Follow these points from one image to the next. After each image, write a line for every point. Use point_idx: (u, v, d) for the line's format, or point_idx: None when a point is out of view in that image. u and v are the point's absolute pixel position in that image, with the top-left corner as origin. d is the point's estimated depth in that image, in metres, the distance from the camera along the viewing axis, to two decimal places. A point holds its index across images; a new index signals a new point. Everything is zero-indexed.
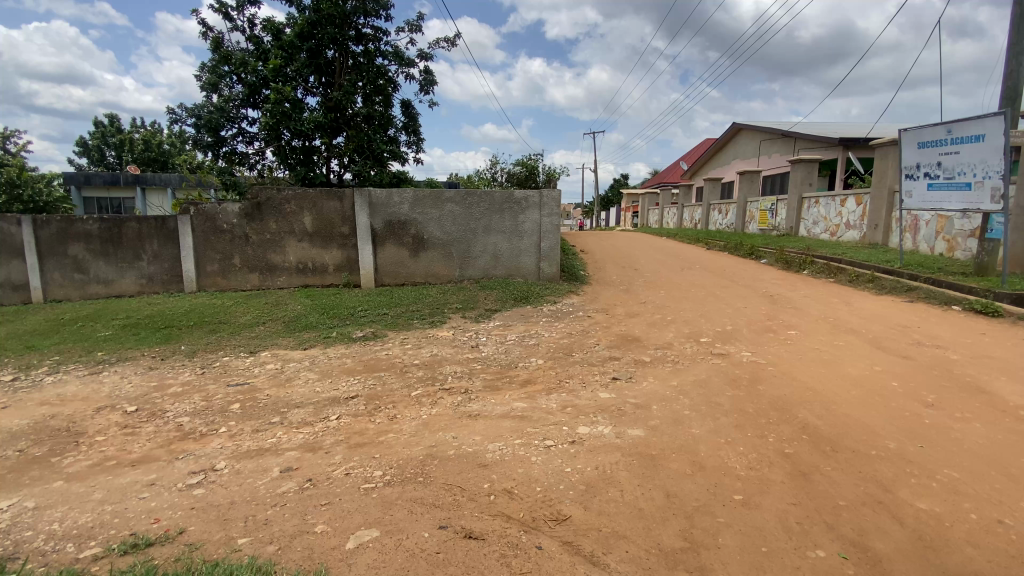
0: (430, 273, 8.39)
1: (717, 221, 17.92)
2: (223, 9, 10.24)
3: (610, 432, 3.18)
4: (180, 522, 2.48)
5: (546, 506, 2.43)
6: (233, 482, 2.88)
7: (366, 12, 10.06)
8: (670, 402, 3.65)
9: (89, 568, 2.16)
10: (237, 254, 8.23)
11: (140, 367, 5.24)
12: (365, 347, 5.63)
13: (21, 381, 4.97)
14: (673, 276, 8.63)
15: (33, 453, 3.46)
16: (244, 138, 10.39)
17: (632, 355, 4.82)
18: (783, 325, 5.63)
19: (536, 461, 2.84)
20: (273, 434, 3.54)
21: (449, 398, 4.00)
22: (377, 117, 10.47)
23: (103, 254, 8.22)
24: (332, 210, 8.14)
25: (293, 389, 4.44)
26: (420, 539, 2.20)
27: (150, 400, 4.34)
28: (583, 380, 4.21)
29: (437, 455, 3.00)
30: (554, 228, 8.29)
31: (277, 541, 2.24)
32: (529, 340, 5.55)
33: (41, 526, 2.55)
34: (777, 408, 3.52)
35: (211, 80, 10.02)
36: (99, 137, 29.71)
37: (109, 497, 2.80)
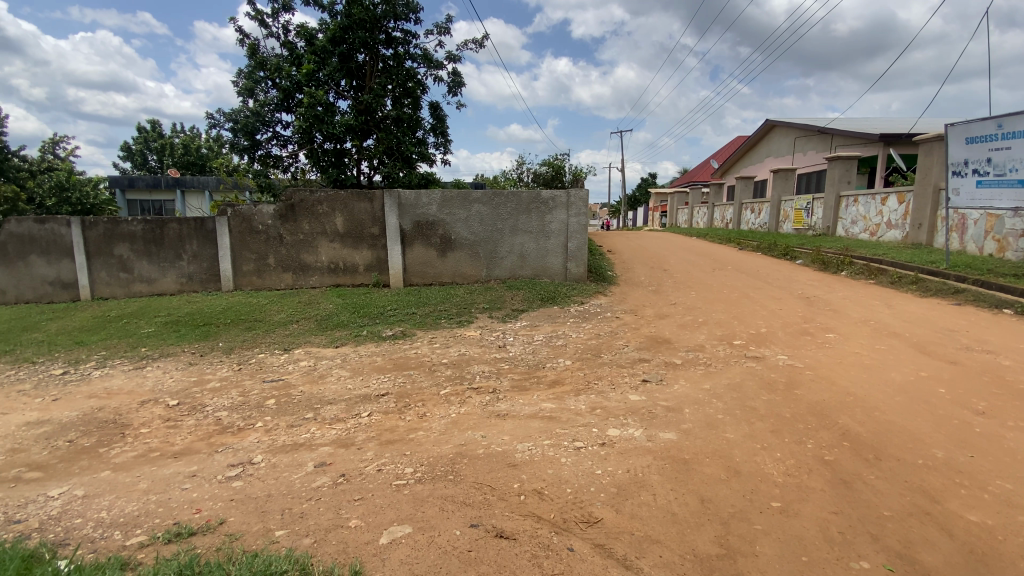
0: (457, 273, 8.45)
1: (750, 221, 17.49)
2: (259, 16, 10.57)
3: (641, 435, 3.13)
4: (220, 513, 2.56)
5: (576, 508, 2.41)
6: (269, 476, 2.96)
7: (396, 15, 10.21)
8: (702, 405, 3.58)
9: (136, 555, 2.25)
10: (272, 254, 8.46)
11: (180, 362, 5.45)
12: (394, 346, 5.70)
13: (71, 375, 5.23)
14: (704, 277, 8.46)
15: (84, 443, 3.63)
16: (278, 141, 10.68)
17: (663, 357, 4.76)
18: (819, 327, 5.45)
19: (566, 462, 2.83)
20: (308, 430, 3.63)
21: (477, 397, 4.02)
22: (406, 119, 10.60)
23: (146, 253, 8.57)
24: (363, 211, 8.29)
25: (325, 385, 4.54)
26: (452, 536, 2.21)
27: (190, 394, 4.50)
28: (612, 382, 4.16)
29: (466, 454, 3.01)
30: (581, 228, 8.24)
31: (313, 534, 2.29)
32: (557, 340, 5.53)
33: (91, 514, 2.67)
34: (816, 413, 3.40)
35: (247, 86, 10.34)
36: (142, 142, 31.06)
37: (154, 487, 2.92)
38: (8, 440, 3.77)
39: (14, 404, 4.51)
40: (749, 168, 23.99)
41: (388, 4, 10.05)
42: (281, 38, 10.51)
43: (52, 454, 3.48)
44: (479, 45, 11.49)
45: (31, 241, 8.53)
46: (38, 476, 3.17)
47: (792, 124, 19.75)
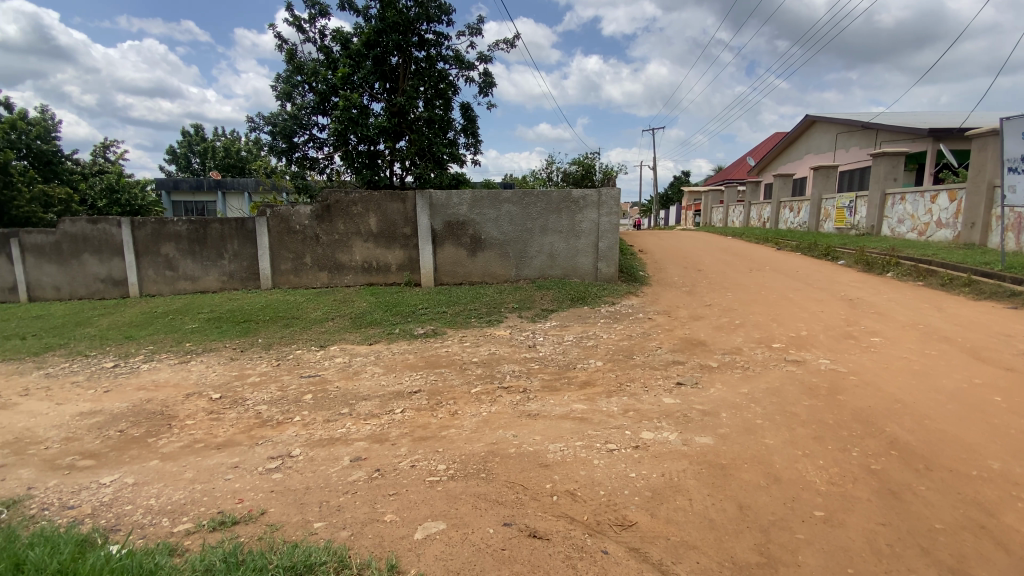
0: (487, 273, 8.49)
1: (788, 220, 16.92)
2: (297, 22, 10.87)
3: (676, 439, 3.08)
4: (261, 504, 2.65)
5: (610, 511, 2.38)
6: (307, 469, 3.04)
7: (429, 17, 10.32)
8: (740, 409, 3.49)
9: (183, 541, 2.34)
10: (308, 254, 8.69)
11: (222, 358, 5.66)
12: (425, 344, 5.77)
13: (122, 368, 5.50)
14: (740, 278, 8.24)
15: (133, 433, 3.82)
16: (315, 144, 10.97)
17: (698, 360, 4.66)
18: (864, 331, 5.22)
19: (599, 464, 2.80)
20: (343, 424, 3.71)
21: (508, 396, 4.03)
22: (437, 120, 10.71)
23: (190, 252, 8.93)
24: (395, 211, 8.43)
25: (360, 382, 4.64)
26: (486, 534, 2.22)
27: (231, 388, 4.67)
28: (645, 384, 4.10)
29: (498, 452, 3.02)
30: (613, 227, 8.16)
31: (350, 527, 2.34)
32: (588, 341, 5.50)
33: (140, 502, 2.80)
34: (861, 420, 3.27)
35: (285, 90, 10.65)
36: (186, 146, 32.41)
37: (199, 477, 3.04)
38: (64, 428, 3.99)
39: (69, 395, 4.78)
40: (787, 165, 23.21)
41: (420, 6, 10.19)
42: (317, 42, 10.78)
43: (104, 443, 3.67)
44: (510, 45, 11.52)
45: (85, 241, 9.01)
46: (91, 463, 3.35)
47: (833, 120, 19.03)
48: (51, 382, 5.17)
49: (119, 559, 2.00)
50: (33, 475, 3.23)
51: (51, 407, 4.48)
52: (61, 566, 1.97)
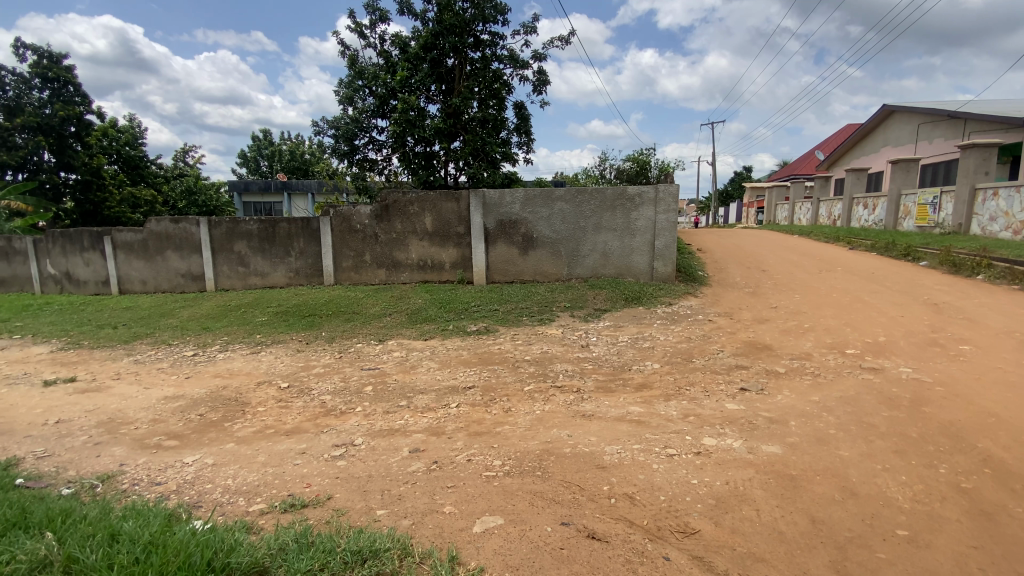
0: (539, 272, 8.49)
1: (862, 217, 15.79)
2: (359, 29, 11.30)
3: (741, 446, 2.95)
4: (328, 489, 2.78)
5: (671, 517, 2.32)
6: (369, 457, 3.16)
7: (485, 18, 10.42)
8: (811, 418, 3.30)
9: (258, 520, 2.50)
10: (368, 252, 9.03)
11: (289, 349, 5.99)
12: (479, 341, 5.86)
13: (200, 356, 5.94)
14: (808, 279, 7.79)
15: (211, 417, 4.11)
16: (374, 146, 11.37)
17: (763, 365, 4.44)
18: (951, 338, 4.80)
19: (658, 469, 2.73)
20: (402, 416, 3.83)
21: (562, 395, 4.01)
22: (491, 120, 10.80)
23: (260, 250, 9.48)
24: (450, 210, 8.60)
25: (416, 376, 4.77)
26: (544, 532, 2.23)
27: (298, 378, 4.93)
28: (706, 389, 3.95)
29: (554, 451, 3.01)
30: (670, 225, 7.93)
31: (411, 516, 2.41)
32: (643, 342, 5.37)
33: (218, 481, 3.01)
34: (949, 435, 3.00)
35: (347, 94, 11.09)
36: (255, 150, 34.49)
37: (270, 461, 3.23)
38: (152, 411, 4.35)
39: (156, 379, 5.22)
40: (861, 158, 21.70)
41: (476, 8, 10.32)
42: (377, 48, 11.15)
43: (186, 425, 3.98)
44: (565, 43, 11.45)
45: (167, 239, 9.78)
46: (175, 444, 3.64)
47: (915, 109, 17.60)
48: (140, 368, 5.66)
49: (202, 533, 2.16)
50: (125, 453, 3.54)
51: (140, 390, 4.90)
52: (152, 537, 2.14)
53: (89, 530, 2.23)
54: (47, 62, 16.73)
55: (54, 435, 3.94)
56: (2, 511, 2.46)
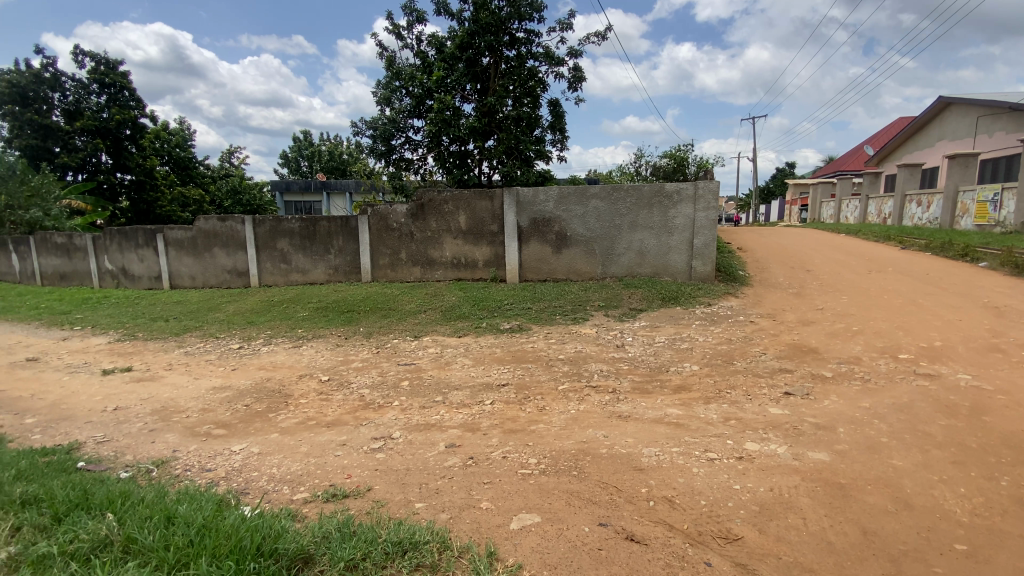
0: (572, 270, 8.44)
1: (915, 215, 15.00)
2: (396, 30, 11.50)
3: (786, 452, 2.85)
4: (367, 480, 2.85)
5: (713, 522, 2.27)
6: (407, 451, 3.22)
7: (520, 16, 10.42)
8: (861, 425, 3.16)
9: (302, 508, 2.58)
10: (403, 250, 9.19)
11: (329, 343, 6.17)
12: (513, 339, 5.88)
13: (246, 349, 6.19)
14: (856, 280, 7.45)
15: (256, 408, 4.27)
16: (410, 145, 11.56)
17: (808, 369, 4.28)
18: (1015, 344, 4.50)
19: (698, 473, 2.67)
20: (438, 411, 3.89)
21: (597, 395, 3.97)
22: (525, 117, 10.80)
23: (301, 247, 9.78)
24: (484, 209, 8.66)
25: (451, 372, 4.83)
26: (581, 531, 2.21)
27: (337, 372, 5.07)
28: (748, 392, 3.84)
29: (590, 451, 2.99)
30: (709, 223, 7.74)
31: (448, 510, 2.44)
32: (681, 343, 5.27)
33: (264, 470, 3.13)
34: (1013, 446, 2.82)
35: (385, 96, 11.31)
36: (296, 150, 35.62)
37: (312, 452, 3.33)
38: (201, 400, 4.56)
39: (205, 371, 5.47)
40: (913, 154, 20.56)
41: (512, 6, 10.33)
42: (414, 48, 11.33)
43: (233, 415, 4.15)
44: (601, 39, 11.32)
45: (215, 236, 10.21)
46: (223, 433, 3.80)
47: (973, 101, 16.59)
48: (190, 359, 5.94)
49: (250, 519, 2.24)
50: (177, 440, 3.73)
51: (190, 381, 5.15)
52: (205, 521, 2.25)
53: (147, 512, 2.36)
54: (104, 69, 17.81)
55: (113, 421, 4.18)
56: (68, 491, 2.63)
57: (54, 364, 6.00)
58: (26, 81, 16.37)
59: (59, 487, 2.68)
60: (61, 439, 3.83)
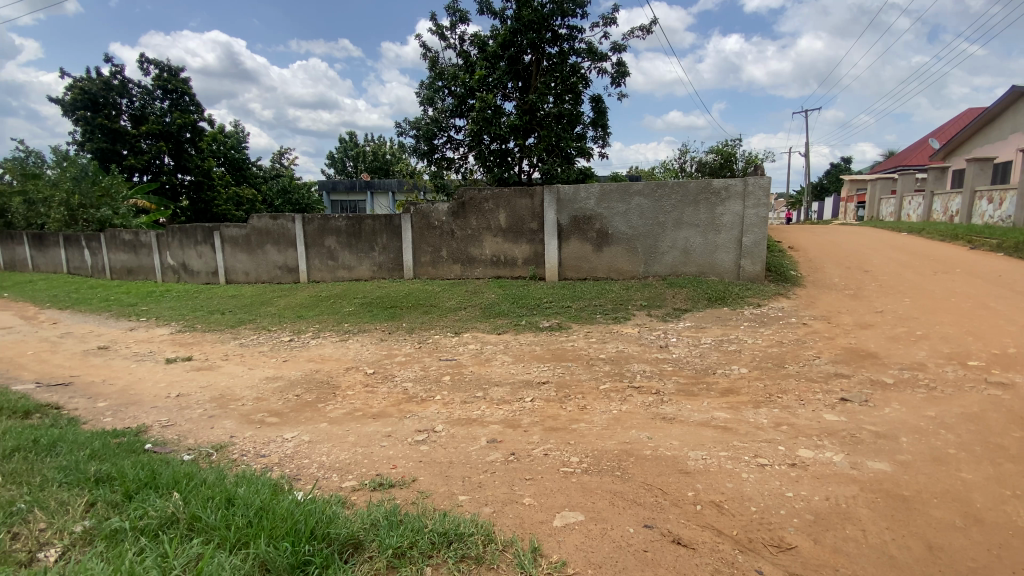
0: (613, 268, 8.33)
1: (986, 213, 13.93)
2: (440, 31, 11.67)
3: (843, 461, 2.73)
4: (412, 472, 2.91)
5: (764, 529, 2.19)
6: (449, 444, 3.27)
7: (563, 12, 10.37)
8: (925, 435, 2.97)
9: (351, 496, 2.67)
10: (444, 247, 9.33)
11: (374, 338, 6.34)
12: (553, 337, 5.86)
13: (296, 342, 6.45)
14: (919, 282, 7.00)
15: (307, 398, 4.45)
16: (452, 145, 11.72)
17: (867, 374, 4.06)
18: None
19: (748, 479, 2.59)
20: (479, 407, 3.93)
21: (640, 396, 3.91)
22: (566, 115, 10.75)
23: (347, 244, 10.09)
24: (524, 207, 8.68)
25: (491, 368, 4.88)
26: (626, 532, 2.19)
27: (382, 365, 5.21)
28: (801, 397, 3.68)
29: (633, 452, 2.95)
30: (759, 221, 7.48)
31: (491, 504, 2.47)
32: (728, 345, 5.11)
33: (314, 457, 3.26)
34: None
35: (428, 96, 11.49)
36: (342, 151, 36.75)
37: (360, 441, 3.44)
38: (256, 389, 4.79)
39: (259, 361, 5.73)
40: (983, 147, 19.04)
41: (555, 2, 10.27)
42: (457, 48, 11.45)
43: (285, 404, 4.34)
44: (646, 32, 11.11)
45: (267, 234, 10.68)
46: (276, 421, 3.98)
47: None
48: (245, 350, 6.24)
49: (304, 504, 2.34)
50: (234, 426, 3.93)
51: (245, 370, 5.42)
52: (263, 503, 2.36)
53: (209, 493, 2.50)
54: (167, 75, 18.98)
55: (176, 407, 4.45)
56: (137, 471, 2.82)
57: (123, 352, 6.44)
58: (97, 88, 17.68)
59: (129, 467, 2.88)
60: (131, 422, 4.12)
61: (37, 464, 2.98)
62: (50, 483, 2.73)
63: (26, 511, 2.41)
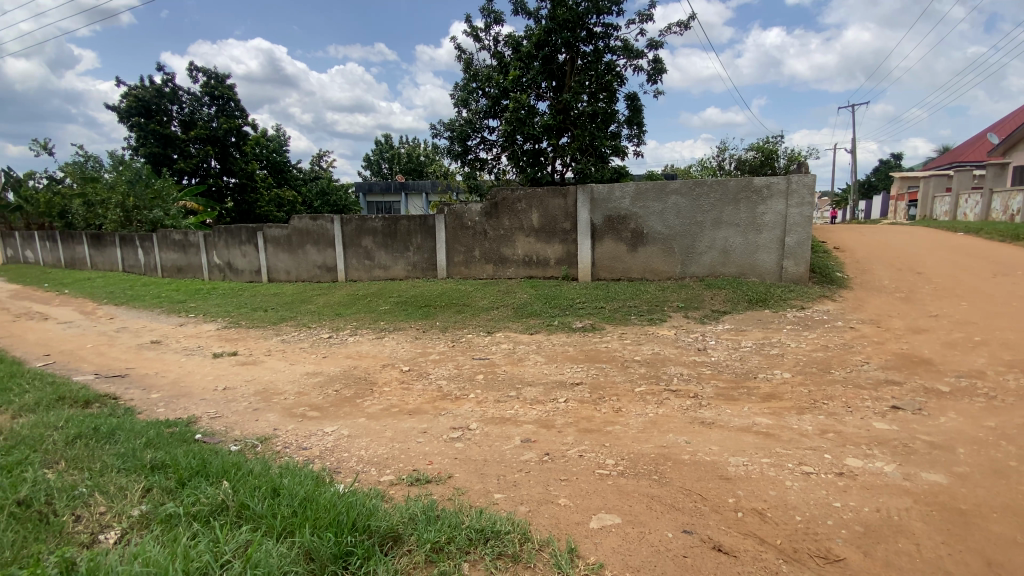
0: (648, 269, 8.21)
1: None
2: (475, 33, 11.77)
3: (894, 471, 2.60)
4: (447, 468, 2.95)
5: (810, 539, 2.12)
6: (484, 442, 3.31)
7: (599, 10, 10.29)
8: (985, 447, 2.80)
9: (389, 490, 2.74)
10: (477, 247, 9.40)
11: (409, 336, 6.45)
12: (586, 337, 5.83)
13: (334, 339, 6.63)
14: (979, 285, 6.59)
15: (345, 394, 4.57)
16: (485, 146, 11.80)
17: (920, 382, 3.85)
18: None
19: (792, 487, 2.50)
20: (513, 406, 3.95)
21: (677, 400, 3.84)
22: (601, 113, 10.65)
23: (383, 244, 10.31)
24: (557, 207, 8.66)
25: (524, 368, 4.89)
26: (664, 537, 2.16)
27: (417, 363, 5.30)
28: (848, 404, 3.54)
29: (670, 457, 2.90)
30: (804, 220, 7.22)
31: (527, 503, 2.48)
32: (770, 349, 4.95)
33: (353, 451, 3.35)
34: None
35: (462, 97, 11.60)
36: (378, 154, 37.53)
37: (396, 437, 3.51)
38: (297, 384, 4.96)
39: (299, 357, 5.93)
40: None
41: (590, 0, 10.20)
42: (491, 49, 11.54)
43: (325, 399, 4.48)
44: (683, 28, 10.90)
45: (307, 234, 11.02)
46: (317, 415, 4.10)
47: None
48: (286, 346, 6.46)
49: (345, 496, 2.42)
50: (277, 419, 4.09)
51: (287, 366, 5.62)
52: (307, 494, 2.44)
53: (256, 482, 2.61)
54: (214, 83, 19.87)
55: (223, 399, 4.66)
56: (189, 460, 2.97)
57: (173, 347, 6.78)
58: (150, 95, 18.68)
59: (181, 455, 3.04)
60: (182, 413, 4.33)
61: (98, 450, 3.17)
62: (109, 468, 2.90)
63: (88, 495, 2.58)
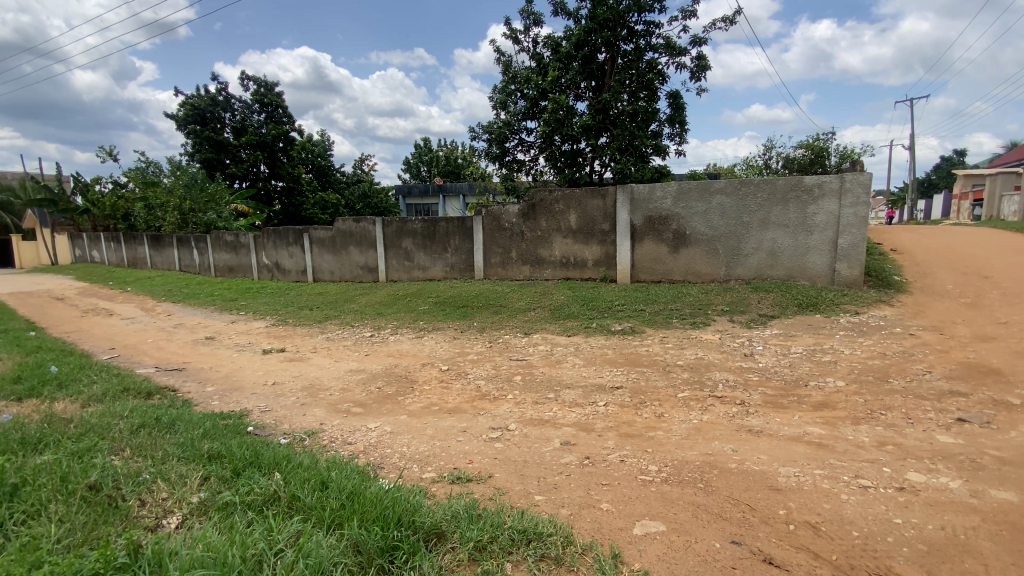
0: (690, 271, 8.01)
1: None
2: (514, 35, 11.82)
3: (961, 488, 2.44)
4: (488, 468, 2.98)
5: (869, 557, 2.01)
6: (523, 443, 3.31)
7: (640, 7, 10.14)
8: None
9: (431, 487, 2.79)
10: (514, 249, 9.44)
11: (447, 336, 6.55)
12: (625, 340, 5.75)
13: (376, 337, 6.81)
14: None
15: (387, 391, 4.68)
16: (523, 147, 11.86)
17: (989, 393, 3.60)
18: None
19: (848, 500, 2.39)
20: (551, 408, 3.95)
21: (722, 407, 3.73)
22: (641, 112, 10.49)
23: (422, 246, 10.49)
24: (596, 207, 8.58)
25: (563, 370, 4.87)
26: (711, 547, 2.11)
27: (456, 363, 5.37)
28: (908, 416, 3.34)
29: (716, 465, 2.82)
30: (859, 220, 6.87)
31: (568, 507, 2.47)
32: (821, 356, 4.73)
33: (396, 448, 3.42)
34: None
35: (501, 99, 11.68)
36: (417, 158, 38.28)
37: (437, 435, 3.56)
38: (341, 381, 5.12)
39: (343, 355, 6.11)
40: None
41: None
42: (531, 51, 11.59)
43: (368, 396, 4.60)
44: (729, 23, 10.61)
45: (350, 236, 11.35)
46: (360, 411, 4.22)
47: None
48: (331, 344, 6.68)
49: (390, 491, 2.48)
50: (323, 414, 4.23)
51: (332, 363, 5.80)
52: (354, 488, 2.52)
53: (305, 475, 2.71)
54: (263, 91, 20.76)
55: (272, 394, 4.87)
56: (242, 451, 3.12)
57: (226, 342, 7.13)
58: (205, 104, 19.70)
59: (235, 447, 3.19)
60: (234, 406, 4.55)
61: (159, 439, 3.37)
62: (170, 457, 3.08)
63: (152, 481, 2.75)
